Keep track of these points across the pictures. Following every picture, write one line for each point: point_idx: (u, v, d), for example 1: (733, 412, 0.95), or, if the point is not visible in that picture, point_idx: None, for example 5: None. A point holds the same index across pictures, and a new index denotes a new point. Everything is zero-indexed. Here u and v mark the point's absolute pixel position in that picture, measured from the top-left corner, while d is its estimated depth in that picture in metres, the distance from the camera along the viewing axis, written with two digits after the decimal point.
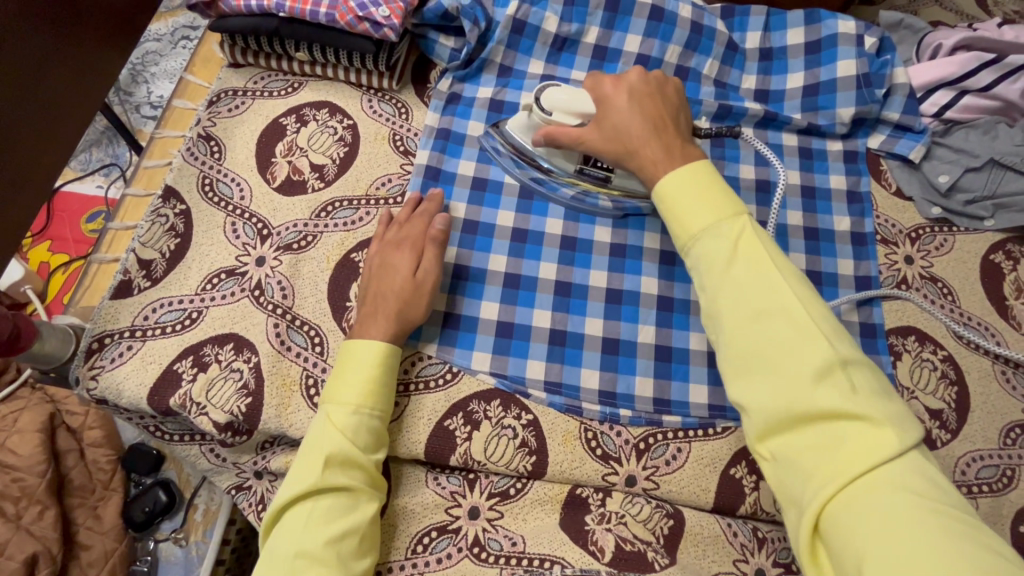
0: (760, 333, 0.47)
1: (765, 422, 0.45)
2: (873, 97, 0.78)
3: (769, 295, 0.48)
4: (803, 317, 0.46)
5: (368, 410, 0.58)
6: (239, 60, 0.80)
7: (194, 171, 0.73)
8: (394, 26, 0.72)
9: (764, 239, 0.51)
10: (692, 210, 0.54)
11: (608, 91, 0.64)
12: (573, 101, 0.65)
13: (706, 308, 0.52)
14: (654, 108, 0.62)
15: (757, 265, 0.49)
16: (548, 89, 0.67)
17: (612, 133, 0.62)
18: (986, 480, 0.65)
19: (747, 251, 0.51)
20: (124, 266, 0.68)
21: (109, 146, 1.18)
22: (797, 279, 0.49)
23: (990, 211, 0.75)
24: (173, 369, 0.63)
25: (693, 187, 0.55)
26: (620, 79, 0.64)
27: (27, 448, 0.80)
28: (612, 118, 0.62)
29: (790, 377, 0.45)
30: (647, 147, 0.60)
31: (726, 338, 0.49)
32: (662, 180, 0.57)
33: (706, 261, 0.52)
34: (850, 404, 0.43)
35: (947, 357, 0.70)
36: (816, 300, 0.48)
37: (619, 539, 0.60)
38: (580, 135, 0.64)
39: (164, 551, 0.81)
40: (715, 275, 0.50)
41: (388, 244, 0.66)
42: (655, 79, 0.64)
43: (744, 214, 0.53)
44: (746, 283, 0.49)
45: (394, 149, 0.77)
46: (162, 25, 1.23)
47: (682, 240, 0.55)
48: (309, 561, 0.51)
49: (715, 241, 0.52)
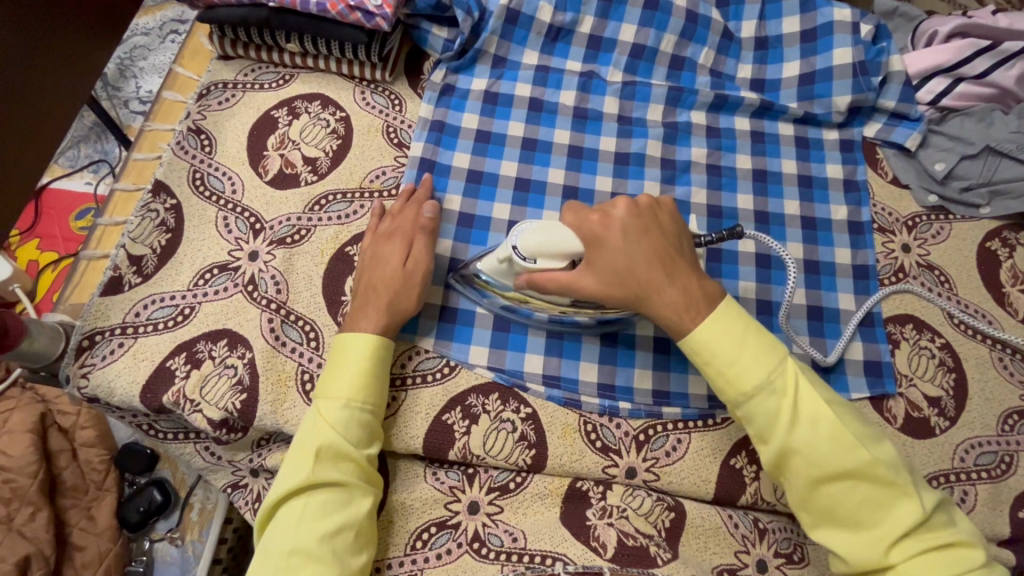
0: (835, 493, 0.51)
1: (854, 571, 0.50)
2: (869, 85, 0.77)
3: (838, 456, 0.50)
4: (869, 469, 0.50)
5: (359, 404, 0.57)
6: (229, 52, 0.79)
7: (184, 165, 0.72)
8: (387, 15, 0.71)
9: (812, 386, 0.53)
10: (745, 364, 0.53)
11: (599, 230, 0.57)
12: (558, 242, 0.55)
13: (772, 464, 0.53)
14: (657, 245, 0.57)
15: (818, 422, 0.51)
16: (520, 231, 0.57)
17: (614, 278, 0.56)
18: (985, 467, 0.65)
19: (805, 409, 0.52)
20: (114, 262, 0.67)
21: (97, 143, 1.16)
22: (852, 422, 0.53)
23: (986, 198, 0.75)
24: (166, 367, 0.62)
25: (738, 334, 0.54)
26: (607, 215, 0.58)
27: (18, 449, 0.78)
28: (610, 260, 0.56)
29: (876, 538, 0.49)
30: (660, 292, 0.56)
31: (802, 496, 0.52)
32: (694, 330, 0.55)
33: (767, 423, 0.52)
34: (930, 541, 0.48)
35: (945, 345, 0.70)
36: (872, 439, 0.52)
37: (621, 534, 0.60)
38: (573, 279, 0.56)
39: (159, 551, 0.80)
40: (782, 438, 0.51)
41: (382, 237, 0.65)
42: (646, 206, 0.59)
43: (787, 357, 0.54)
44: (814, 443, 0.51)
45: (388, 141, 0.76)
46: (150, 19, 1.22)
47: (733, 394, 0.54)
48: (304, 557, 0.50)
49: (770, 404, 0.52)
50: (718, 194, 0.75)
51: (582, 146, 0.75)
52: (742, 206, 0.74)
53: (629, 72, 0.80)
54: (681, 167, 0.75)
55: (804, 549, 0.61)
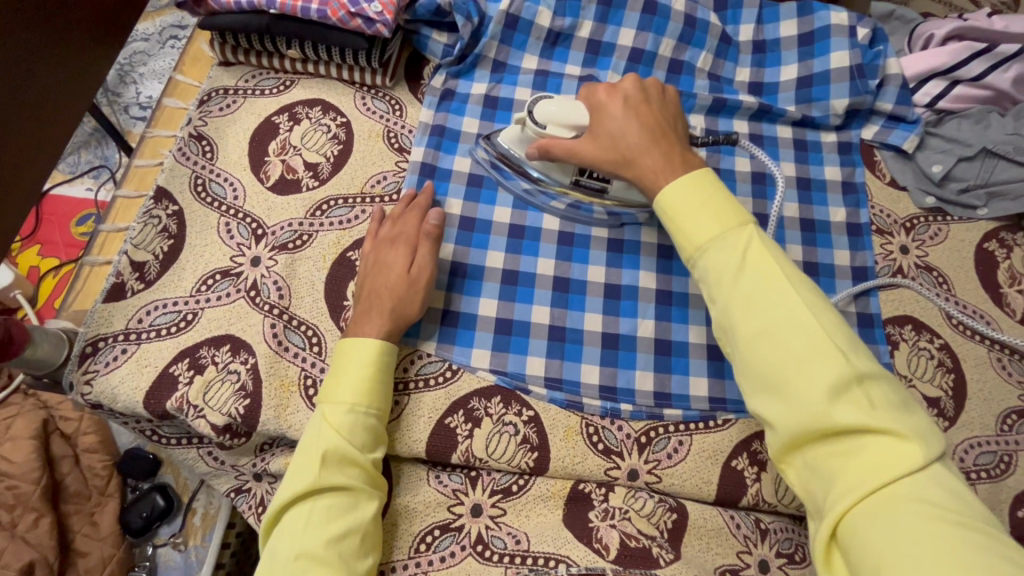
0: (774, 346, 0.46)
1: (786, 438, 0.44)
2: (867, 88, 0.78)
3: (781, 308, 0.47)
4: (813, 324, 0.45)
5: (364, 409, 0.57)
6: (230, 58, 0.79)
7: (186, 171, 0.73)
8: (387, 22, 0.71)
9: (773, 249, 0.50)
10: (698, 219, 0.53)
11: (603, 99, 0.63)
12: (568, 112, 0.64)
13: (719, 320, 0.50)
14: (651, 117, 0.61)
15: (768, 275, 0.48)
16: (540, 101, 0.66)
17: (609, 143, 0.61)
18: (984, 466, 0.65)
19: (757, 262, 0.49)
20: (116, 269, 0.67)
21: (98, 148, 1.17)
22: (808, 291, 0.48)
23: (983, 199, 0.76)
24: (169, 372, 0.63)
25: (699, 197, 0.53)
26: (615, 87, 0.64)
27: (21, 456, 0.78)
28: (608, 125, 0.61)
29: (808, 394, 0.43)
30: (645, 155, 0.58)
31: (741, 353, 0.48)
32: (665, 189, 0.55)
33: (715, 274, 0.51)
34: (872, 415, 0.41)
35: (944, 345, 0.70)
36: (828, 310, 0.47)
37: (624, 535, 0.60)
38: (573, 146, 0.63)
39: (163, 556, 0.80)
40: (726, 285, 0.49)
41: (384, 243, 0.66)
42: (653, 90, 0.64)
43: (748, 222, 0.52)
44: (758, 295, 0.48)
45: (389, 146, 0.76)
46: (150, 24, 1.22)
47: (689, 251, 0.53)
48: (310, 561, 0.50)
49: (721, 254, 0.51)
50: None
51: None
52: (741, 208, 0.75)
53: (628, 75, 0.80)
54: None
55: (806, 549, 0.61)
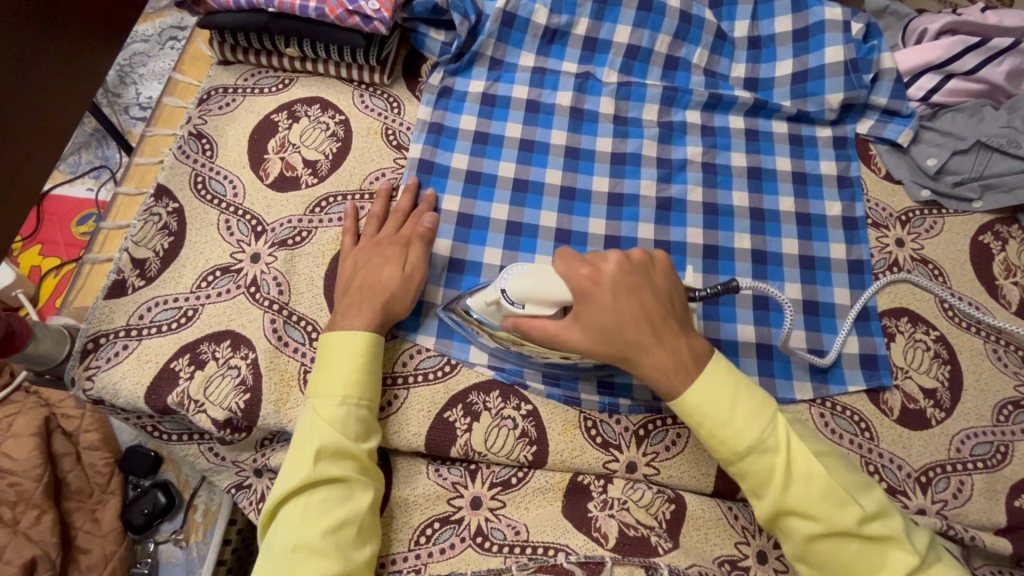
0: (833, 550, 0.51)
1: None
2: (861, 82, 0.78)
3: (835, 513, 0.50)
4: (864, 527, 0.50)
5: (355, 401, 0.58)
6: (229, 57, 0.79)
7: (186, 169, 0.73)
8: (384, 19, 0.72)
9: (805, 441, 0.54)
10: (734, 426, 0.53)
11: (587, 284, 0.55)
12: (546, 290, 0.55)
13: (767, 520, 0.53)
14: (647, 302, 0.56)
15: (813, 478, 0.52)
16: (513, 274, 0.58)
17: (602, 336, 0.55)
18: (981, 457, 0.66)
19: (797, 467, 0.52)
20: (117, 265, 0.67)
21: (98, 148, 1.17)
22: (844, 475, 0.53)
23: (978, 192, 0.76)
24: (170, 368, 0.63)
25: (729, 395, 0.54)
26: (598, 269, 0.56)
27: (22, 453, 0.79)
28: (597, 316, 0.55)
29: None
30: (647, 354, 0.55)
31: (800, 552, 0.52)
32: (684, 393, 0.55)
33: (762, 483, 0.52)
34: None
35: (940, 337, 0.71)
36: (866, 492, 0.53)
37: (622, 524, 0.61)
38: (559, 332, 0.56)
39: (164, 553, 0.81)
40: (777, 497, 0.52)
41: (381, 240, 0.66)
42: (639, 262, 0.57)
43: (777, 413, 0.54)
44: (810, 501, 0.51)
45: (387, 143, 0.77)
46: (149, 26, 1.23)
47: (725, 453, 0.54)
48: (308, 552, 0.51)
49: (765, 464, 0.52)
50: (713, 191, 0.75)
51: (578, 147, 0.76)
52: (737, 203, 0.75)
53: (624, 72, 0.81)
54: (677, 166, 0.76)
55: None
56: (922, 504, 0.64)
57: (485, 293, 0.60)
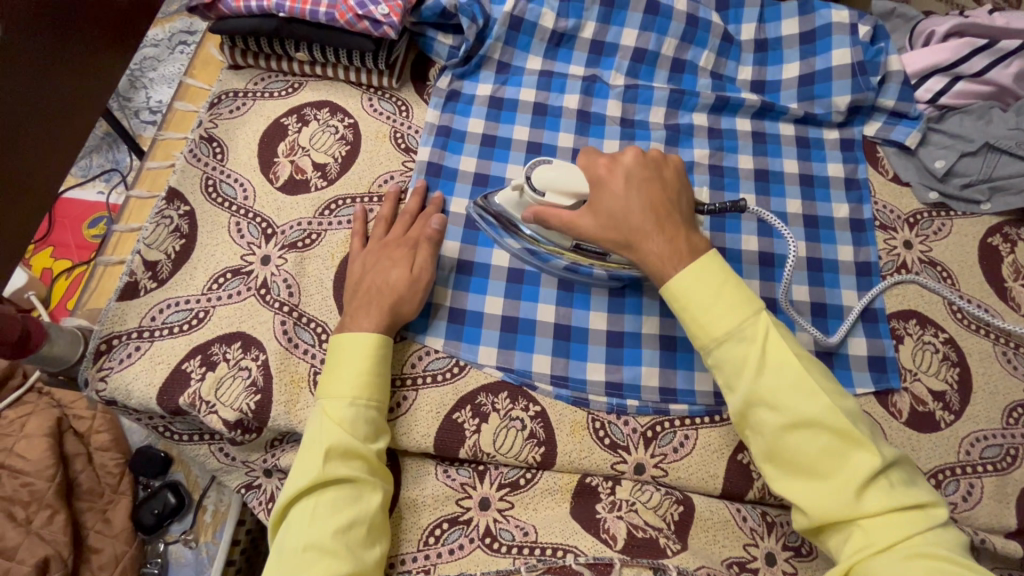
0: (801, 440, 0.50)
1: (813, 522, 0.49)
2: (868, 85, 0.78)
3: (804, 401, 0.50)
4: (833, 420, 0.50)
5: (365, 401, 0.58)
6: (239, 62, 0.80)
7: (197, 172, 0.74)
8: (394, 24, 0.73)
9: (787, 338, 0.54)
10: (714, 312, 0.54)
11: (603, 172, 0.60)
12: (568, 178, 0.61)
13: (738, 410, 0.53)
14: (657, 194, 0.59)
15: (786, 370, 0.52)
16: (538, 167, 0.63)
17: (609, 221, 0.58)
18: (990, 460, 0.66)
19: (773, 357, 0.52)
20: (129, 268, 0.68)
21: (109, 152, 1.18)
22: (821, 376, 0.53)
23: (986, 194, 0.76)
24: (182, 369, 0.64)
25: (710, 288, 0.55)
26: (615, 160, 0.61)
27: (35, 453, 0.80)
28: (608, 202, 0.59)
29: (839, 487, 0.49)
30: (649, 241, 0.57)
31: (768, 444, 0.52)
32: (673, 278, 0.56)
33: (735, 369, 0.53)
34: (894, 497, 0.48)
35: (949, 339, 0.70)
36: (842, 396, 0.52)
37: (631, 525, 0.61)
38: (573, 218, 0.60)
39: (173, 553, 0.81)
40: (748, 381, 0.52)
41: (391, 243, 0.67)
42: (654, 160, 0.61)
43: (761, 310, 0.54)
44: (781, 390, 0.51)
45: (396, 146, 0.77)
46: (159, 31, 1.24)
47: (703, 340, 0.55)
48: (318, 553, 0.51)
49: (740, 348, 0.53)
50: (720, 193, 0.76)
51: (585, 150, 0.77)
52: (745, 205, 0.75)
53: (631, 75, 0.81)
54: (684, 169, 0.76)
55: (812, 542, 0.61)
56: None
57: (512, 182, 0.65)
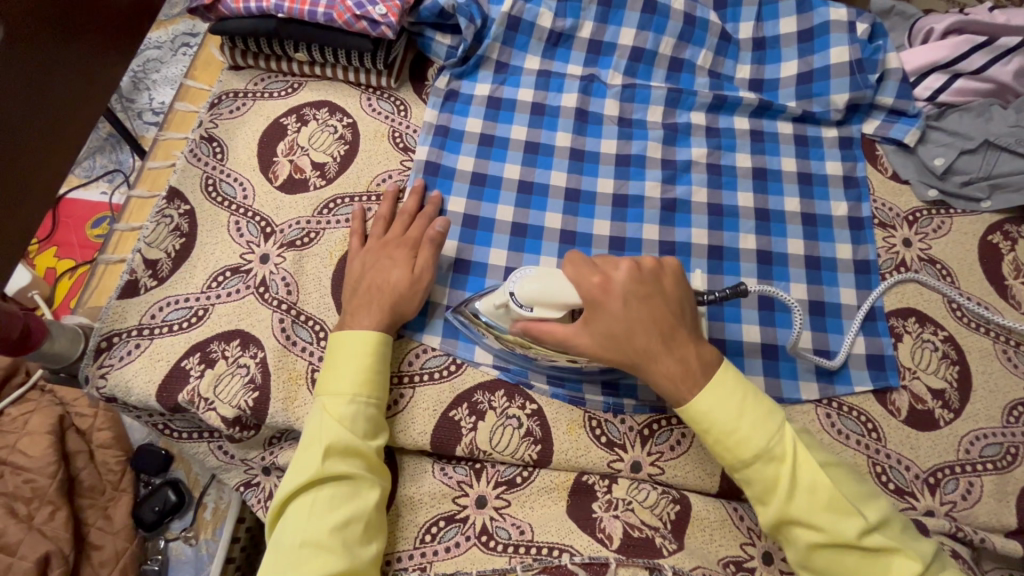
0: (836, 558, 0.51)
1: None
2: (867, 83, 0.78)
3: (837, 523, 0.51)
4: (864, 535, 0.50)
5: (364, 399, 0.59)
6: (239, 62, 0.81)
7: (198, 171, 0.75)
8: (391, 24, 0.73)
9: (811, 451, 0.54)
10: (741, 433, 0.53)
11: (598, 293, 0.56)
12: (557, 295, 0.57)
13: (771, 528, 0.53)
14: (659, 309, 0.57)
15: (815, 489, 0.52)
16: (522, 279, 0.58)
17: (610, 341, 0.56)
18: (990, 458, 0.65)
19: (801, 478, 0.52)
20: (130, 266, 0.69)
21: (112, 153, 1.19)
22: (849, 485, 0.53)
23: (986, 192, 0.76)
24: (181, 366, 0.64)
25: (735, 403, 0.54)
26: (608, 278, 0.57)
27: (37, 450, 0.81)
28: (606, 323, 0.56)
29: None
30: (657, 361, 0.56)
31: (802, 559, 0.52)
32: (693, 398, 0.55)
33: (766, 491, 0.53)
34: None
35: (948, 337, 0.70)
36: (871, 502, 0.53)
37: (627, 525, 0.61)
38: (568, 336, 0.57)
39: (174, 550, 0.82)
40: (780, 505, 0.52)
41: (389, 241, 0.67)
42: (650, 271, 0.58)
43: (784, 422, 0.54)
44: (814, 512, 0.51)
45: (394, 146, 0.78)
46: (162, 33, 1.25)
47: (730, 460, 0.54)
48: (315, 549, 0.51)
49: (771, 471, 0.53)
50: (718, 192, 0.76)
51: (583, 149, 0.77)
52: (742, 204, 0.75)
53: (629, 74, 0.81)
54: (681, 167, 0.76)
55: None
56: (931, 505, 0.63)
57: (495, 295, 0.61)
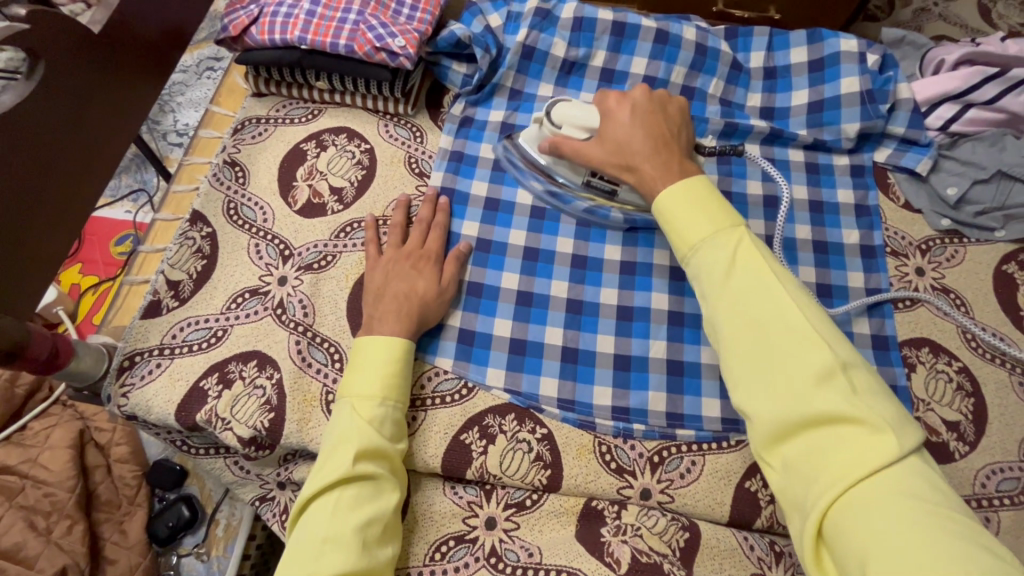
0: (762, 339, 0.48)
1: (767, 429, 0.45)
2: (878, 113, 0.79)
3: (771, 303, 0.49)
4: (796, 319, 0.47)
5: (393, 402, 0.60)
6: (262, 90, 0.84)
7: (220, 196, 0.77)
8: (410, 55, 0.75)
9: (763, 251, 0.53)
10: (693, 220, 0.56)
11: (613, 106, 0.67)
12: (582, 116, 0.68)
13: (708, 315, 0.52)
14: (656, 141, 0.63)
15: (758, 274, 0.51)
16: (558, 103, 0.70)
17: (615, 148, 0.65)
18: (1007, 493, 0.64)
19: (746, 260, 0.52)
20: (154, 287, 0.71)
21: (137, 172, 1.23)
22: (796, 290, 0.50)
23: (1000, 221, 0.76)
24: (200, 386, 0.66)
25: (693, 201, 0.56)
26: (625, 96, 0.68)
27: (57, 464, 0.82)
28: (615, 132, 0.65)
29: (795, 380, 0.45)
30: (645, 163, 0.62)
31: (728, 345, 0.50)
32: (661, 197, 0.59)
33: (706, 271, 0.53)
34: (852, 404, 0.43)
35: (962, 368, 0.70)
36: (816, 311, 0.49)
37: (635, 550, 0.61)
38: (583, 148, 0.67)
39: (186, 566, 0.83)
40: (716, 284, 0.52)
41: (410, 253, 0.69)
42: (659, 99, 0.67)
43: (740, 225, 0.55)
44: (749, 292, 0.50)
45: (410, 172, 0.79)
46: (189, 56, 1.30)
47: (683, 250, 0.56)
48: (337, 547, 0.51)
49: (714, 251, 0.53)
50: None
51: None
52: (753, 230, 0.76)
53: None
54: None
55: None
56: None
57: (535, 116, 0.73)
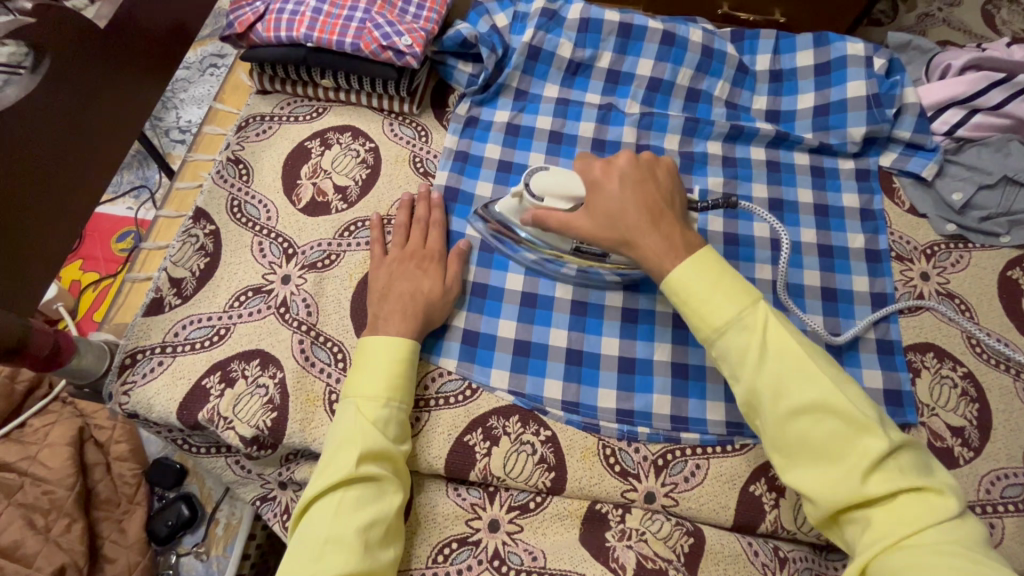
0: (805, 427, 0.49)
1: (824, 512, 0.47)
2: (884, 117, 0.79)
3: (807, 389, 0.49)
4: (834, 401, 0.48)
5: (397, 403, 0.60)
6: (267, 87, 0.84)
7: (223, 193, 0.77)
8: (417, 54, 0.75)
9: (787, 326, 0.53)
10: (715, 301, 0.54)
11: (598, 175, 0.62)
12: (564, 184, 0.62)
13: (743, 399, 0.52)
14: (652, 181, 0.61)
15: (789, 356, 0.50)
16: (536, 172, 0.65)
17: (606, 221, 0.60)
18: (1012, 500, 0.64)
19: (775, 344, 0.51)
20: (156, 284, 0.71)
21: (139, 169, 1.23)
22: (824, 362, 0.51)
23: (1005, 227, 0.76)
24: (202, 385, 0.65)
25: (709, 278, 0.55)
26: (610, 163, 0.63)
27: (56, 462, 0.82)
28: (603, 203, 0.60)
29: (846, 473, 0.47)
30: (644, 238, 0.58)
31: (772, 431, 0.50)
32: (672, 271, 0.56)
33: (737, 357, 0.52)
34: (901, 482, 0.45)
35: (967, 374, 0.69)
36: (846, 381, 0.51)
37: (640, 555, 0.60)
38: (570, 220, 0.61)
39: (185, 566, 0.82)
40: (750, 373, 0.51)
41: (413, 252, 0.69)
42: (646, 161, 0.63)
43: (759, 299, 0.54)
44: (785, 378, 0.50)
45: (415, 171, 0.79)
46: (192, 53, 1.29)
47: (705, 331, 0.54)
48: (340, 548, 0.51)
49: (742, 336, 0.52)
50: (733, 222, 0.76)
51: None
52: (758, 234, 0.75)
53: (647, 103, 0.82)
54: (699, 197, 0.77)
55: None
56: None
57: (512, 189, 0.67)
